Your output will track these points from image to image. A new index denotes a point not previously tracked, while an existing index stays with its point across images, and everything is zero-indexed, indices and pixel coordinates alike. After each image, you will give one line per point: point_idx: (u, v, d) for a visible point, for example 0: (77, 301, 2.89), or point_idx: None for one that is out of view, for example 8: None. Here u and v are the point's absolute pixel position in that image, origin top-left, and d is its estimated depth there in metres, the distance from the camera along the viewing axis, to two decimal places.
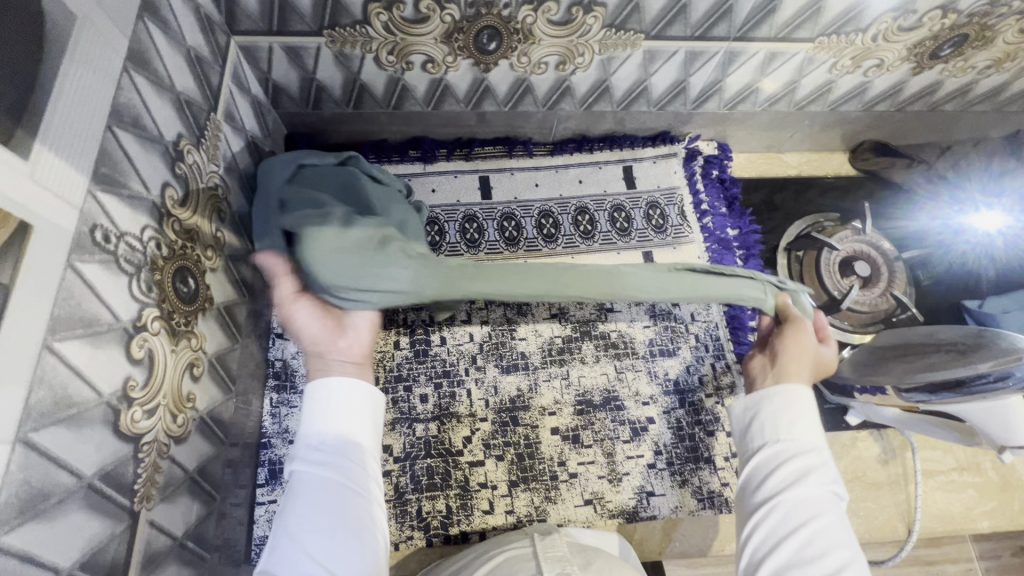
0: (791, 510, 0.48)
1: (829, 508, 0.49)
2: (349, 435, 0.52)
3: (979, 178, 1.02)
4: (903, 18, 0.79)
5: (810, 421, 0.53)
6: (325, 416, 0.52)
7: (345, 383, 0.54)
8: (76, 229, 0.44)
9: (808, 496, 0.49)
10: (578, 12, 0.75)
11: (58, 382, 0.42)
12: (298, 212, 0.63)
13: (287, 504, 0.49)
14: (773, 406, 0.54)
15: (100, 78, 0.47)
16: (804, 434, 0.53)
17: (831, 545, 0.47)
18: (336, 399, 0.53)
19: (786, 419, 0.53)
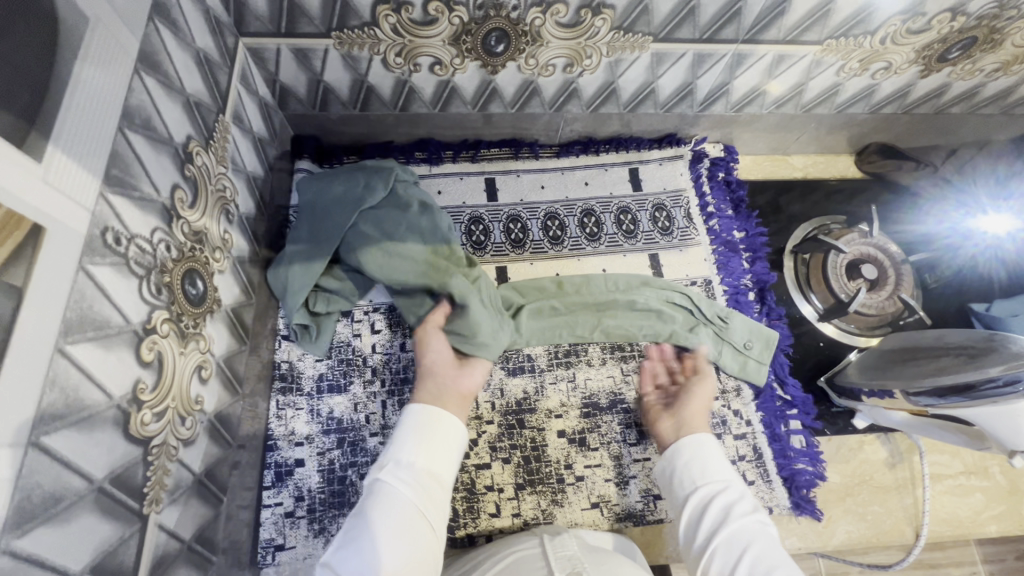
0: (731, 541, 0.58)
1: (759, 534, 0.58)
2: (428, 460, 0.61)
3: (985, 181, 1.02)
4: (912, 20, 0.79)
5: (713, 460, 0.67)
6: (413, 440, 0.62)
7: (438, 412, 0.65)
8: (87, 231, 0.44)
9: (740, 526, 0.59)
10: (586, 14, 0.74)
11: (70, 386, 0.42)
12: (399, 269, 0.78)
13: (364, 509, 0.56)
14: (684, 455, 0.68)
15: (113, 81, 0.47)
16: (716, 474, 0.65)
17: (773, 563, 0.55)
18: (422, 424, 0.63)
19: (694, 464, 0.66)
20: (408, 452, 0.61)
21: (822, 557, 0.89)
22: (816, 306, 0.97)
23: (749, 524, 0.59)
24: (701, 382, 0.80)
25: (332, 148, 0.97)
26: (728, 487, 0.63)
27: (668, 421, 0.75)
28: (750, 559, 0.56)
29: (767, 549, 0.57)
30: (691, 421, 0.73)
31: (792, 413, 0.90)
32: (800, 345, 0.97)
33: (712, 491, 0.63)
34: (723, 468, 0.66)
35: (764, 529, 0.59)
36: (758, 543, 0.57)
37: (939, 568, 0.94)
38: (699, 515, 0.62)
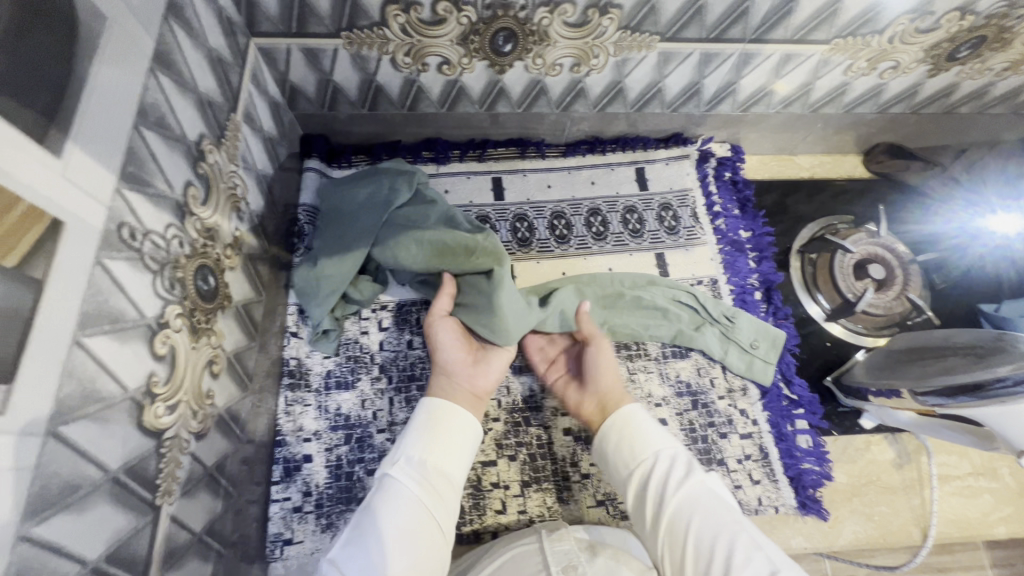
0: (675, 517, 0.58)
1: (700, 505, 0.58)
2: (437, 455, 0.62)
3: (994, 181, 1.02)
4: (920, 19, 0.79)
5: (646, 432, 0.66)
6: (422, 436, 0.63)
7: (450, 406, 0.66)
8: (104, 226, 0.45)
9: (683, 500, 0.58)
10: (594, 14, 0.75)
11: (87, 378, 0.42)
12: (420, 253, 0.78)
13: (373, 504, 0.58)
14: (617, 436, 0.67)
15: (129, 80, 0.48)
16: (645, 450, 0.64)
17: (716, 532, 0.55)
18: (433, 425, 0.64)
19: (626, 441, 0.66)
20: (417, 448, 0.62)
21: (829, 558, 0.89)
22: (823, 306, 0.97)
23: (692, 492, 0.59)
24: (590, 348, 0.78)
25: (340, 147, 0.98)
26: (666, 458, 0.63)
27: (588, 401, 0.76)
28: (694, 530, 0.56)
29: (710, 514, 0.57)
30: (607, 396, 0.74)
31: (799, 413, 0.90)
32: (808, 345, 0.96)
33: (650, 466, 0.63)
34: (655, 437, 0.65)
35: (704, 490, 0.59)
36: (699, 512, 0.57)
37: (948, 571, 0.93)
38: (642, 494, 0.62)
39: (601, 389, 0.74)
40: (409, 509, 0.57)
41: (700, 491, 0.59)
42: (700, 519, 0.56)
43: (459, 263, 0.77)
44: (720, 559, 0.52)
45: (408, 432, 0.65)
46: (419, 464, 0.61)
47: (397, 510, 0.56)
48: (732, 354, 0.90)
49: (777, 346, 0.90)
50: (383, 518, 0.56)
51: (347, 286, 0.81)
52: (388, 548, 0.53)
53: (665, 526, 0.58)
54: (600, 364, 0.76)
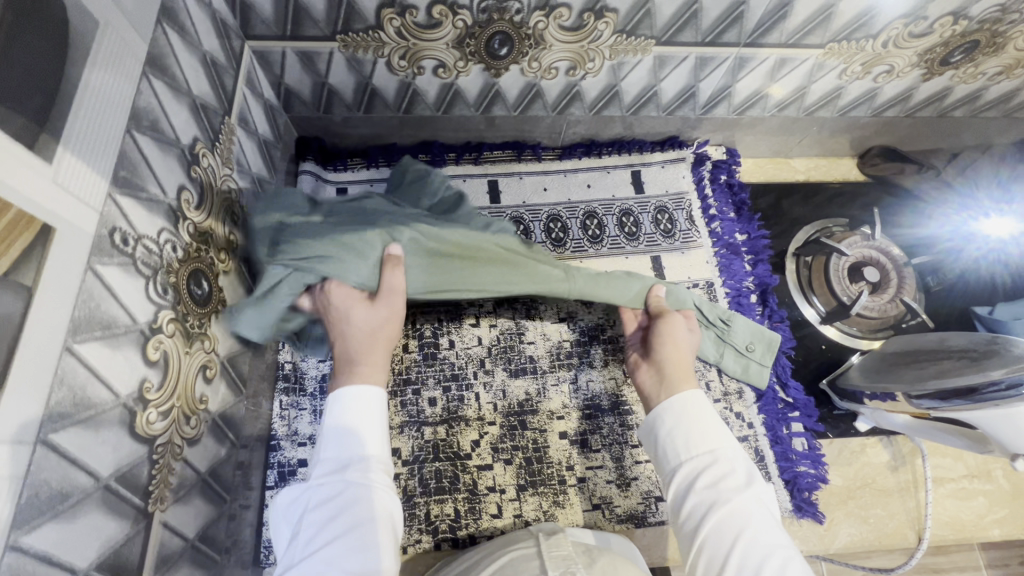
0: (726, 521, 0.56)
1: (754, 516, 0.56)
2: (360, 442, 0.57)
3: (988, 184, 1.02)
4: (914, 24, 0.79)
5: (705, 427, 0.63)
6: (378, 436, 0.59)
7: (358, 390, 0.60)
8: (96, 232, 0.44)
9: (737, 508, 0.56)
10: (589, 18, 0.75)
11: (78, 384, 0.42)
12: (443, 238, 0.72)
13: (331, 515, 0.52)
14: (677, 424, 0.64)
15: (122, 84, 0.48)
16: (704, 446, 0.62)
17: (767, 549, 0.53)
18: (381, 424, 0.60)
19: (687, 433, 0.63)
20: (337, 442, 0.57)
21: (824, 561, 0.89)
22: (818, 309, 0.97)
23: (745, 503, 0.57)
24: (667, 328, 0.76)
25: (336, 150, 0.98)
26: (721, 458, 0.61)
27: (647, 368, 0.74)
28: (745, 540, 0.54)
29: (763, 532, 0.55)
30: (673, 371, 0.71)
31: (794, 416, 0.90)
32: (803, 348, 0.97)
33: (705, 464, 0.61)
34: (716, 436, 0.62)
35: (761, 504, 0.57)
36: (749, 523, 0.55)
37: (943, 572, 0.94)
38: (689, 487, 0.60)
39: (670, 360, 0.73)
40: (345, 509, 0.52)
41: (756, 503, 0.57)
42: (750, 535, 0.54)
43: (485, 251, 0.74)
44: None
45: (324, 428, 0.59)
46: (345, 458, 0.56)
47: (333, 511, 0.52)
48: (728, 356, 0.90)
49: (772, 349, 0.89)
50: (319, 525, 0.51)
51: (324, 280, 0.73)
52: (334, 555, 0.49)
53: (707, 527, 0.56)
54: (672, 344, 0.74)
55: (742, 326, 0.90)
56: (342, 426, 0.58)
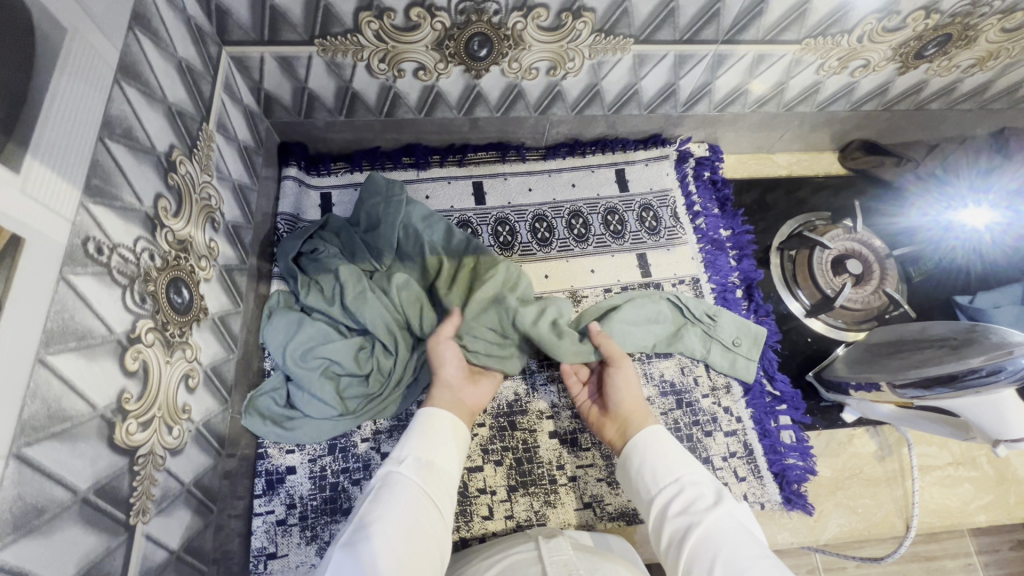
0: (701, 543, 0.56)
1: (728, 531, 0.56)
2: (445, 460, 0.64)
3: (967, 174, 1.04)
4: (887, 19, 0.80)
5: (670, 456, 0.66)
6: (430, 441, 0.65)
7: (446, 416, 0.68)
8: (68, 242, 0.44)
9: (709, 528, 0.57)
10: (567, 17, 0.75)
11: (52, 396, 0.42)
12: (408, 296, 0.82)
13: (381, 498, 0.57)
14: (645, 459, 0.67)
15: (92, 91, 0.47)
16: (670, 473, 0.64)
17: (744, 561, 0.52)
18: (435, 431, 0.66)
19: (654, 466, 0.66)
20: (427, 449, 0.64)
21: (816, 552, 0.90)
22: (803, 302, 0.98)
23: (717, 519, 0.57)
24: (617, 374, 0.78)
25: (320, 155, 0.97)
26: (687, 481, 0.63)
27: (611, 423, 0.76)
28: (722, 560, 0.53)
29: (737, 545, 0.54)
30: (632, 417, 0.74)
31: (782, 409, 0.91)
32: (789, 341, 0.98)
33: (673, 493, 0.62)
34: (680, 464, 0.65)
35: (733, 519, 0.57)
36: (720, 536, 0.55)
37: (933, 560, 0.95)
38: (663, 519, 0.61)
39: (623, 408, 0.75)
40: (392, 494, 0.57)
41: (726, 518, 0.57)
42: (725, 550, 0.54)
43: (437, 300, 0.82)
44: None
45: (417, 435, 0.66)
46: (430, 464, 0.62)
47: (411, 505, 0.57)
48: (720, 347, 0.90)
49: (758, 343, 0.90)
50: (396, 511, 0.55)
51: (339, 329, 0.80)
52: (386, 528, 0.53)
53: (687, 549, 0.57)
54: (627, 389, 0.76)
55: (728, 323, 0.91)
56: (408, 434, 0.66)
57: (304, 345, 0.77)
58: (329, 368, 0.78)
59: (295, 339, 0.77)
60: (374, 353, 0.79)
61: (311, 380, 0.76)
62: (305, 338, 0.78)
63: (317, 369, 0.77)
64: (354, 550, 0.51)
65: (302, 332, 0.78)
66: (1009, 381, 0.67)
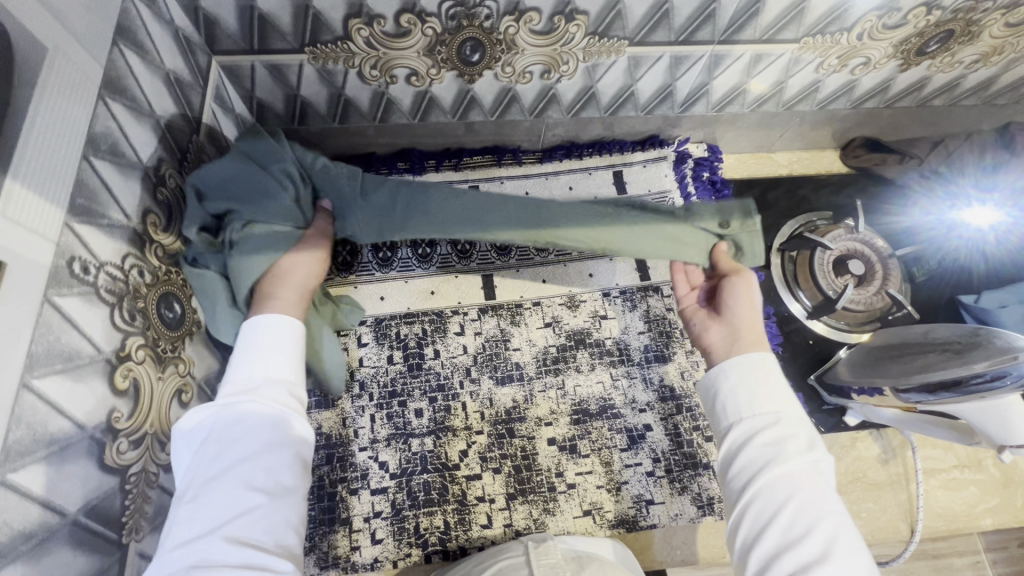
0: (779, 482, 0.52)
1: (812, 480, 0.52)
2: (290, 363, 0.54)
3: (973, 173, 1.01)
4: (888, 16, 0.79)
5: (780, 387, 0.58)
6: (270, 355, 0.53)
7: (275, 322, 0.55)
8: (54, 263, 0.44)
9: (790, 472, 0.52)
10: (560, 21, 0.74)
11: (38, 421, 0.41)
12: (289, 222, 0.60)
13: (223, 439, 0.48)
14: (745, 382, 0.59)
15: (76, 111, 0.47)
16: (767, 405, 0.57)
17: (816, 515, 0.50)
18: (275, 341, 0.54)
19: (752, 390, 0.58)
20: (259, 367, 0.52)
21: None
22: (804, 303, 0.97)
23: (808, 466, 0.53)
24: (742, 280, 0.65)
25: None
26: (790, 417, 0.56)
27: (716, 326, 0.66)
28: (796, 503, 0.51)
29: (817, 494, 0.51)
30: (744, 330, 0.63)
31: None
32: (790, 343, 0.97)
33: (767, 424, 0.56)
34: (784, 400, 0.57)
35: (822, 470, 0.53)
36: (807, 486, 0.51)
37: None
38: (745, 443, 0.56)
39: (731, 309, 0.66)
40: (238, 432, 0.48)
41: (817, 468, 0.53)
42: (805, 497, 0.51)
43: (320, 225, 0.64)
44: (811, 547, 0.48)
45: (249, 351, 0.53)
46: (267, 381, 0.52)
47: (252, 439, 0.48)
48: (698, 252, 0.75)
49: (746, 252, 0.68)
50: (240, 454, 0.47)
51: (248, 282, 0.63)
52: (242, 475, 0.46)
53: (761, 478, 0.53)
54: (747, 298, 0.65)
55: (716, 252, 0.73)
56: (240, 351, 0.54)
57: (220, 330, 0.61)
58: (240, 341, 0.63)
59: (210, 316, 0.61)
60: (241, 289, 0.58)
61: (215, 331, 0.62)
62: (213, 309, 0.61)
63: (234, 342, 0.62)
64: (192, 518, 0.44)
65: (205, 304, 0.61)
66: (1013, 387, 0.66)
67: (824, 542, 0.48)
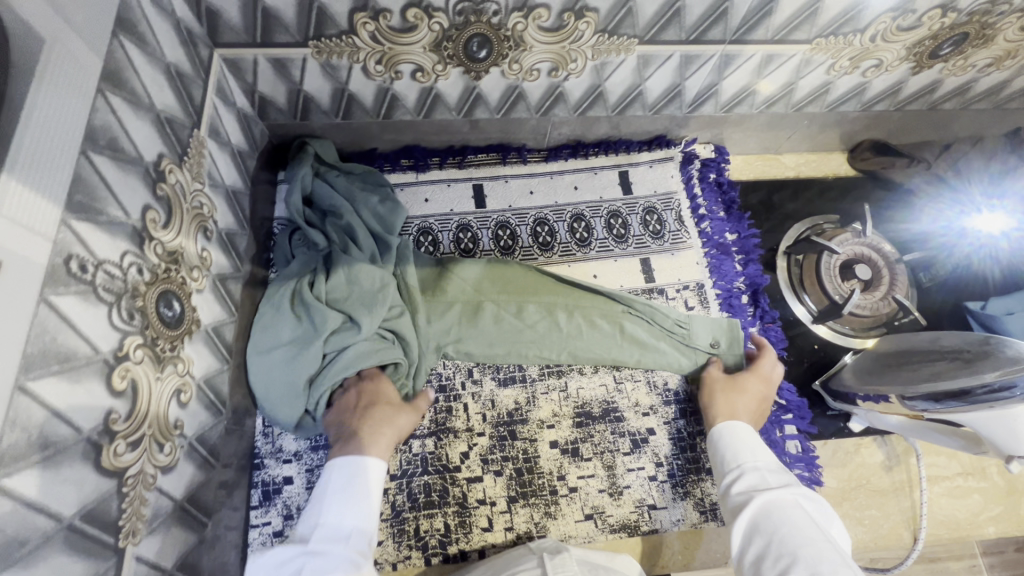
0: (763, 513, 0.62)
1: (789, 505, 0.62)
2: (371, 521, 0.63)
3: (980, 180, 1.00)
4: (902, 17, 0.77)
5: (755, 450, 0.73)
6: (360, 505, 0.64)
7: (369, 463, 0.68)
8: (50, 260, 0.42)
9: (772, 504, 0.63)
10: (569, 18, 0.73)
11: (33, 425, 0.40)
12: (363, 284, 0.78)
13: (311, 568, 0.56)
14: (727, 445, 0.75)
15: (74, 103, 0.46)
16: (752, 457, 0.71)
17: (797, 534, 0.58)
18: (363, 489, 0.66)
19: (730, 449, 0.74)
20: (344, 513, 0.62)
21: None
22: (809, 307, 0.96)
23: (782, 498, 0.63)
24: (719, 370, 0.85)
25: None
26: (766, 473, 0.69)
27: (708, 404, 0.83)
28: (779, 529, 0.59)
29: (792, 517, 0.60)
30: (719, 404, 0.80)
31: (788, 418, 0.89)
32: (795, 348, 0.95)
33: (743, 474, 0.69)
34: (758, 452, 0.72)
35: (798, 500, 0.63)
36: (787, 519, 0.60)
37: None
38: (734, 492, 0.68)
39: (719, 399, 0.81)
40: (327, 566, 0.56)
41: (794, 500, 0.63)
42: (783, 524, 0.60)
43: (378, 300, 0.78)
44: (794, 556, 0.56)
45: (347, 495, 0.64)
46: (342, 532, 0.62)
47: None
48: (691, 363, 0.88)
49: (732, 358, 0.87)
50: None
51: (305, 329, 0.75)
52: None
53: (746, 526, 0.62)
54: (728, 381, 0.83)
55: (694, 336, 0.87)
56: (338, 492, 0.65)
57: (267, 345, 0.75)
58: (281, 367, 0.74)
59: (260, 335, 0.76)
60: (315, 329, 0.74)
61: (261, 373, 0.75)
62: (270, 335, 0.76)
63: (275, 363, 0.74)
64: None
65: (262, 325, 0.76)
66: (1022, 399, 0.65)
67: (802, 558, 0.55)
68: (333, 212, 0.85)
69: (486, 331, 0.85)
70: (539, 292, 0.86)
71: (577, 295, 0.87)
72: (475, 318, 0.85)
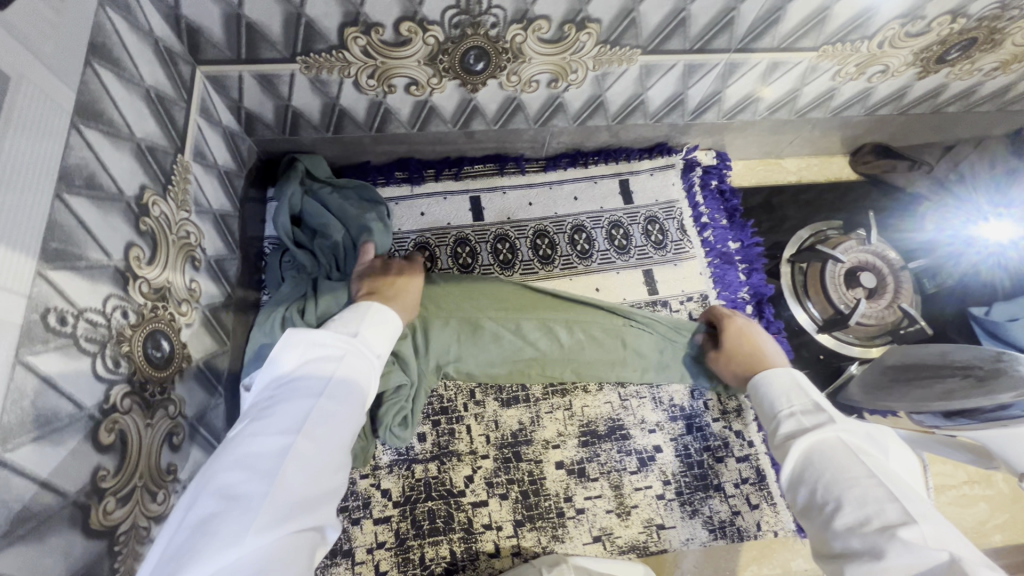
0: (807, 462, 0.54)
1: (832, 444, 0.53)
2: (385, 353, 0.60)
3: (985, 187, 0.98)
4: (911, 24, 0.75)
5: (798, 392, 0.63)
6: (383, 337, 0.60)
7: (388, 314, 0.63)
8: (25, 319, 0.39)
9: (815, 446, 0.54)
10: (570, 29, 0.69)
11: (13, 498, 0.37)
12: None
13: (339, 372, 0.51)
14: (770, 392, 0.65)
15: (45, 143, 0.42)
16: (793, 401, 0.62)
17: (847, 484, 0.49)
18: (387, 328, 0.61)
19: (777, 395, 0.64)
20: (372, 339, 0.58)
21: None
22: (812, 315, 0.94)
23: (826, 441, 0.54)
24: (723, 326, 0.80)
25: None
26: (802, 417, 0.59)
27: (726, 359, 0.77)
28: (825, 478, 0.51)
29: (839, 463, 0.51)
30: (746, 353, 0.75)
31: None
32: (801, 358, 0.94)
33: (790, 419, 0.60)
34: (799, 394, 0.62)
35: (842, 436, 0.54)
36: (829, 461, 0.52)
37: None
38: (780, 437, 0.59)
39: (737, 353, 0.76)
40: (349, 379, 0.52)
41: (837, 439, 0.54)
42: (831, 473, 0.51)
43: None
44: (847, 509, 0.47)
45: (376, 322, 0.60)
46: (339, 414, 0.48)
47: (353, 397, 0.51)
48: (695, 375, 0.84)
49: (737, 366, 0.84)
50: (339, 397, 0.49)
51: None
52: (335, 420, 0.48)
53: (790, 479, 0.54)
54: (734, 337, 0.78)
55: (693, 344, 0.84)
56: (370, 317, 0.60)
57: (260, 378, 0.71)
58: None
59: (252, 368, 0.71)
60: None
61: None
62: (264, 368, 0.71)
63: None
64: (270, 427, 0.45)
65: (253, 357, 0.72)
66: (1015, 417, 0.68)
67: (849, 504, 0.48)
68: (321, 231, 0.81)
69: (486, 351, 0.80)
70: (537, 307, 0.81)
71: (576, 309, 0.81)
72: (474, 336, 0.79)
